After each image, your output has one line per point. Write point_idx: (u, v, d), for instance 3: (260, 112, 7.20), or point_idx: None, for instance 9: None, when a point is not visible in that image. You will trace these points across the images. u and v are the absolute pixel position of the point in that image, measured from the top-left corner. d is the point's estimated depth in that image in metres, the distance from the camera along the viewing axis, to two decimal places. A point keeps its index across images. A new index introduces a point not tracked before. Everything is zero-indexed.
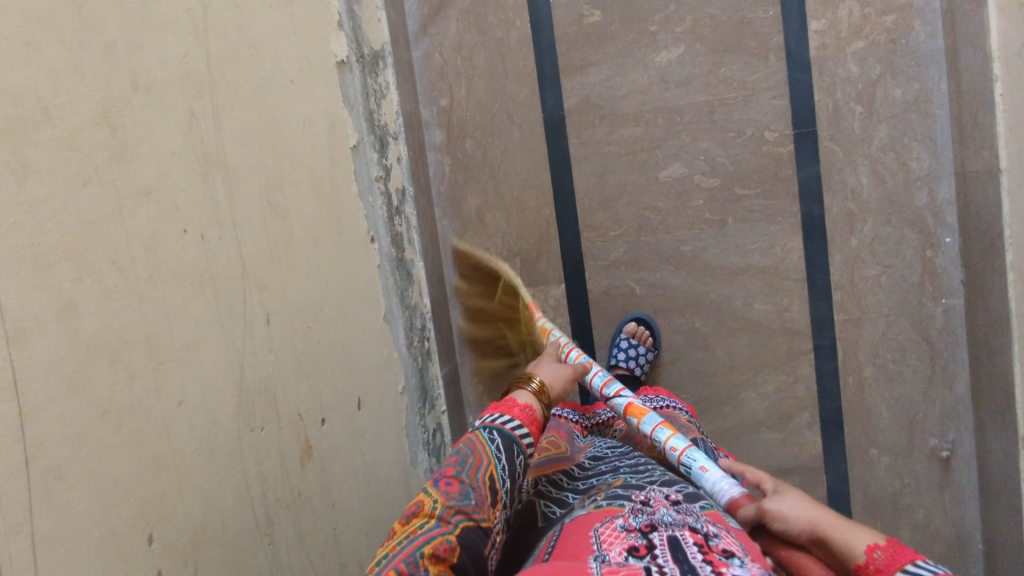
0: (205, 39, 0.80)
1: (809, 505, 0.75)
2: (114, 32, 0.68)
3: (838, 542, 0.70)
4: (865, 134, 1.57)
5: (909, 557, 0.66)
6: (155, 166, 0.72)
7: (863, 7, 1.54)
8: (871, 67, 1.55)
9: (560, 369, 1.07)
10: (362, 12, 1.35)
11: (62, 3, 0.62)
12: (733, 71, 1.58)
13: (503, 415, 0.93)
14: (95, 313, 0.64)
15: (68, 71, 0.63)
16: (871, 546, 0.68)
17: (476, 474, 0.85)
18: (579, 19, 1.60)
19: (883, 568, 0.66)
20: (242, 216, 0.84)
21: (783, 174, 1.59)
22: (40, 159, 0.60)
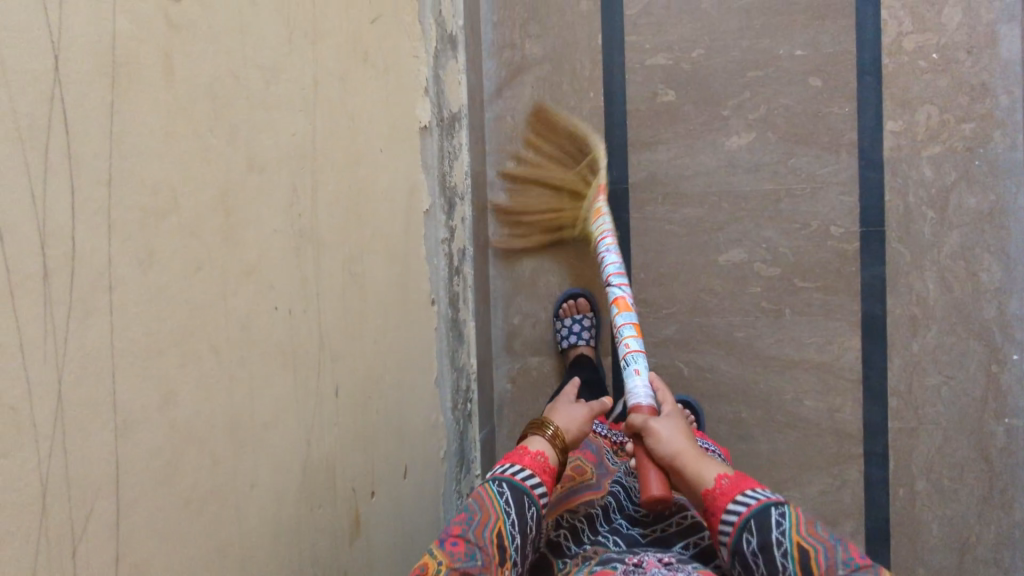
0: (313, 113, 0.80)
1: (680, 434, 1.00)
2: (239, 115, 0.70)
3: (694, 470, 0.95)
4: (935, 240, 1.54)
5: (746, 486, 0.90)
6: (258, 245, 0.73)
7: (943, 112, 1.52)
8: (946, 173, 1.53)
9: (576, 410, 1.10)
10: (445, 76, 1.38)
11: (200, 93, 0.65)
12: (803, 163, 1.57)
13: (514, 466, 0.98)
14: (191, 399, 0.66)
15: (198, 159, 0.65)
16: (719, 475, 0.92)
17: (484, 532, 0.88)
18: (652, 97, 1.61)
19: (725, 491, 0.90)
20: (326, 288, 0.84)
21: (847, 271, 1.57)
22: (164, 247, 0.62)
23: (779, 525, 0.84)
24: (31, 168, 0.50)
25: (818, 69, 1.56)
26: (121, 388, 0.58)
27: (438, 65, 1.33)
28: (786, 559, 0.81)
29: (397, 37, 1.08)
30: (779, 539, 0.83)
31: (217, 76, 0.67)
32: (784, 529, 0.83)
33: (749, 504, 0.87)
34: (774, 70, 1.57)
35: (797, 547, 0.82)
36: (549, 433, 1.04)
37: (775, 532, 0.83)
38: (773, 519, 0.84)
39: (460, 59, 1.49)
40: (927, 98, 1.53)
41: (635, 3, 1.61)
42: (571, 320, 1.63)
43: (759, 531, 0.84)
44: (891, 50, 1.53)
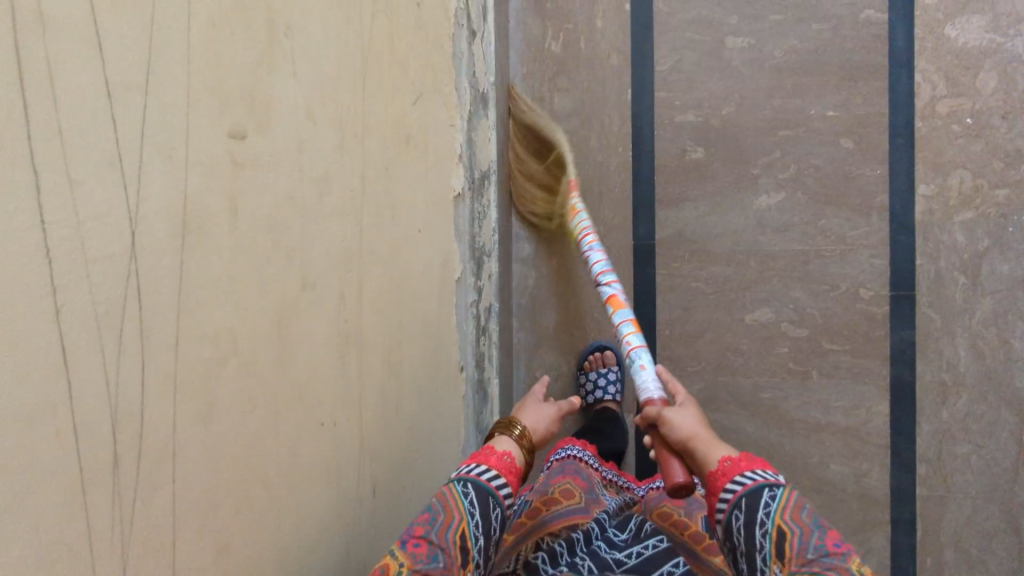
0: (361, 215, 0.79)
1: (691, 416, 0.90)
2: (295, 235, 0.69)
3: (701, 451, 0.86)
4: (966, 305, 1.52)
5: (749, 465, 0.83)
6: (309, 364, 0.73)
7: (976, 177, 1.51)
8: (978, 239, 1.51)
9: (545, 408, 1.06)
10: (478, 136, 1.38)
11: (260, 227, 0.65)
12: (833, 224, 1.56)
13: (480, 466, 0.93)
14: (246, 541, 0.66)
15: (257, 294, 0.65)
16: (724, 456, 0.85)
17: (447, 533, 0.85)
18: (681, 153, 1.61)
19: (727, 471, 0.83)
20: (368, 387, 0.84)
21: (876, 334, 1.55)
22: (223, 395, 0.62)
23: (767, 506, 0.79)
24: (107, 354, 0.51)
25: (850, 130, 1.55)
26: (182, 553, 0.59)
27: (471, 126, 1.32)
28: (765, 539, 0.78)
29: (436, 109, 1.07)
30: (762, 521, 0.78)
31: (276, 202, 0.66)
32: (771, 510, 0.78)
33: (739, 485, 0.81)
34: (805, 130, 1.56)
35: (778, 528, 0.77)
36: (517, 433, 1.00)
37: (762, 512, 0.79)
38: (762, 499, 0.79)
39: (491, 117, 1.48)
40: (960, 162, 1.51)
41: (666, 59, 1.60)
42: (597, 373, 1.61)
43: (748, 510, 0.80)
44: (924, 114, 1.52)
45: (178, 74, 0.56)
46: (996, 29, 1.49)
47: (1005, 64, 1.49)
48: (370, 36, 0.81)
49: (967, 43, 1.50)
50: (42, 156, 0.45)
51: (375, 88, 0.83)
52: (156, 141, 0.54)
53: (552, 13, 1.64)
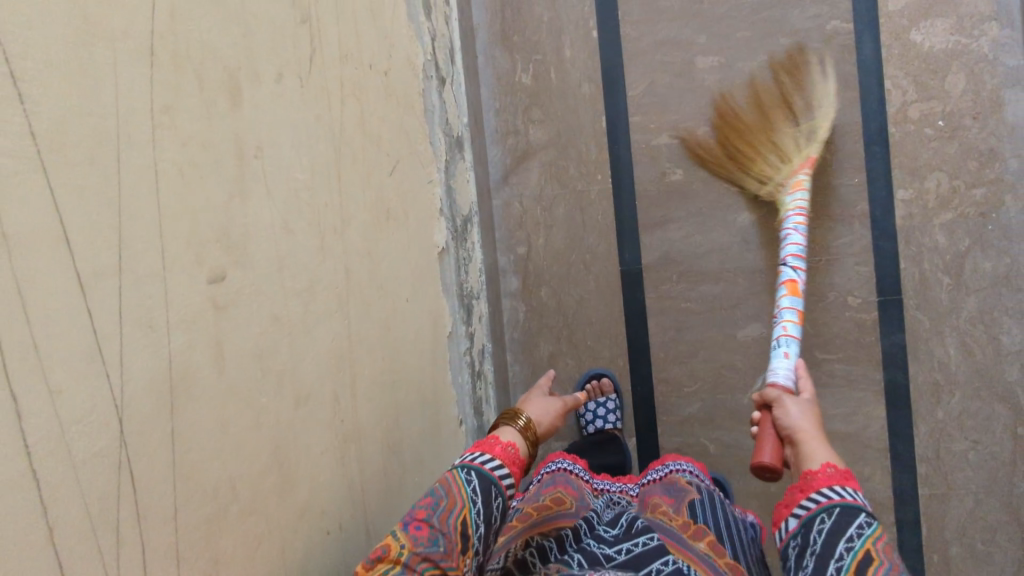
0: (348, 307, 0.80)
1: (810, 412, 0.96)
2: (284, 359, 0.70)
3: (806, 448, 0.89)
4: (953, 305, 1.52)
5: (849, 483, 0.83)
6: (311, 479, 0.74)
7: (953, 178, 1.51)
8: (959, 239, 1.52)
9: (549, 403, 1.07)
10: (457, 182, 1.38)
11: (249, 364, 0.66)
12: (816, 235, 1.56)
13: (483, 454, 0.92)
14: None
15: (249, 428, 0.66)
16: (826, 462, 0.86)
17: (448, 518, 0.83)
18: (660, 176, 1.61)
19: (821, 474, 0.85)
20: (369, 477, 0.84)
21: (867, 340, 1.55)
22: (228, 542, 0.63)
23: (858, 531, 0.78)
24: (102, 541, 0.52)
25: (825, 141, 1.55)
26: None
27: (449, 175, 1.31)
28: (846, 553, 0.77)
29: (413, 172, 1.07)
30: (851, 538, 0.78)
31: (260, 326, 0.67)
32: (862, 533, 0.78)
33: (833, 496, 0.82)
34: None
35: (866, 551, 0.77)
36: (520, 425, 1.00)
37: (851, 531, 0.78)
38: (858, 520, 0.79)
39: (468, 159, 1.48)
40: (936, 164, 1.52)
41: (638, 83, 1.61)
42: (594, 404, 1.60)
43: (838, 517, 0.80)
44: (896, 120, 1.53)
45: (151, 241, 0.56)
46: (961, 31, 1.50)
47: (972, 64, 1.50)
48: (342, 125, 0.81)
49: (933, 47, 1.51)
50: (15, 373, 0.46)
51: (351, 173, 0.83)
52: (136, 318, 0.55)
53: (520, 46, 1.65)
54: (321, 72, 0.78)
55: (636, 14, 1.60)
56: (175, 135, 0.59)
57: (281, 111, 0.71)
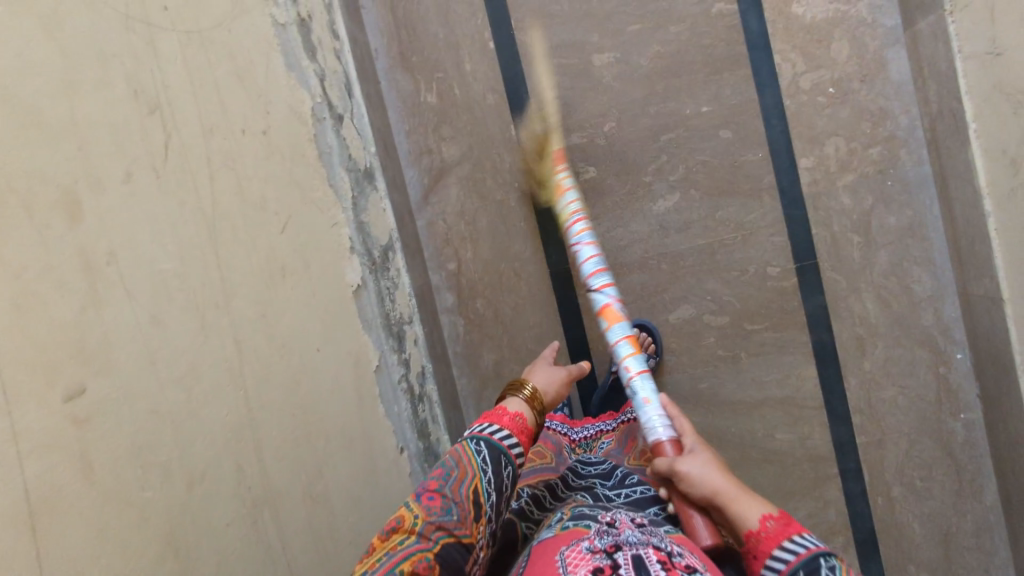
0: (242, 378, 0.82)
1: (713, 470, 0.95)
2: (168, 450, 0.70)
3: (735, 509, 0.88)
4: (866, 261, 1.58)
5: (795, 529, 0.81)
6: (218, 556, 0.75)
7: (849, 142, 1.57)
8: (863, 198, 1.57)
9: (552, 373, 1.14)
10: (369, 215, 1.41)
11: (122, 465, 0.65)
12: (729, 213, 1.61)
13: (493, 425, 0.97)
14: None
15: (134, 525, 0.66)
16: (765, 516, 0.84)
17: (460, 488, 0.89)
18: (575, 175, 1.65)
19: (772, 535, 0.81)
20: (291, 535, 0.86)
21: (791, 306, 1.62)
22: None
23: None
24: None
25: (726, 121, 1.60)
26: None
27: (358, 210, 1.34)
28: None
29: (312, 221, 1.09)
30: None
31: (133, 426, 0.67)
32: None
33: (792, 555, 0.78)
34: (684, 130, 1.61)
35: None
36: (526, 395, 1.05)
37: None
38: (823, 571, 0.75)
39: (380, 188, 1.50)
40: (832, 130, 1.57)
41: (540, 88, 1.64)
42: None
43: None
44: (790, 92, 1.58)
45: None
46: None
47: (853, 29, 1.55)
48: (213, 202, 0.83)
49: (815, 17, 1.56)
50: None
51: (232, 244, 0.85)
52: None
53: (420, 66, 1.66)
54: (180, 156, 0.78)
55: (528, 21, 1.63)
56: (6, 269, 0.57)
57: (135, 207, 0.71)
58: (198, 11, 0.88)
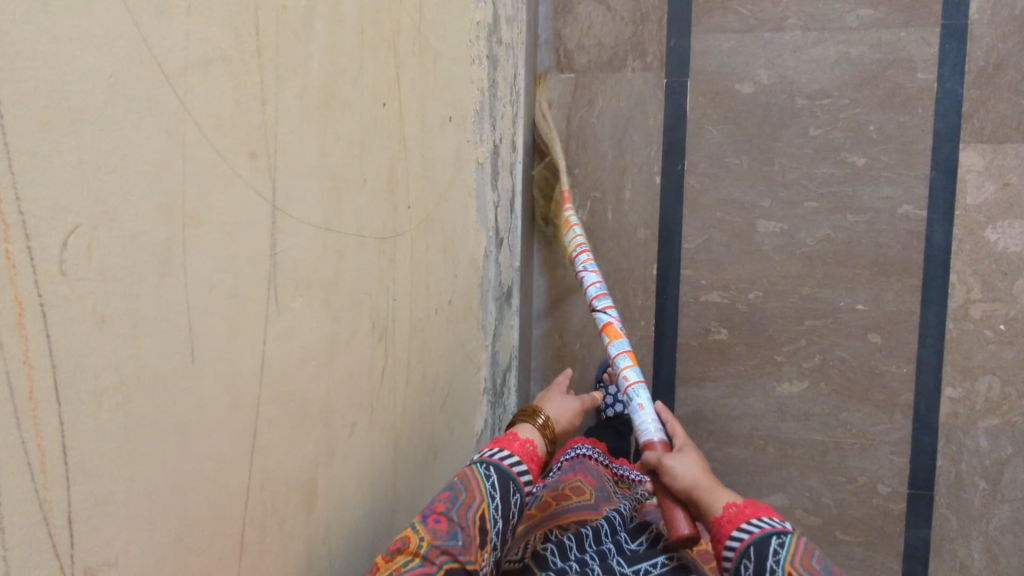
0: None
1: (696, 464, 0.88)
2: None
3: (704, 500, 0.84)
4: (986, 510, 1.49)
5: (758, 513, 0.79)
6: None
7: (1005, 384, 1.47)
8: (1002, 446, 1.48)
9: (569, 402, 1.02)
10: (501, 339, 1.37)
11: None
12: (855, 417, 1.54)
13: (501, 449, 0.87)
14: None
15: None
16: (729, 504, 0.81)
17: (467, 513, 0.78)
18: (704, 333, 1.60)
19: (733, 519, 0.80)
20: None
21: (890, 529, 1.54)
22: None
23: (775, 555, 0.74)
24: None
25: (879, 325, 1.52)
26: None
27: (495, 339, 1.31)
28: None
29: (463, 379, 1.07)
30: (773, 570, 0.74)
31: None
32: (779, 560, 0.74)
33: (751, 532, 0.77)
34: (832, 322, 1.54)
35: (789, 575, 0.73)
36: (540, 423, 0.95)
37: (771, 561, 0.74)
38: (772, 548, 0.75)
39: (515, 305, 1.48)
40: (990, 367, 1.48)
41: (694, 236, 1.58)
42: (615, 387, 1.56)
43: (757, 557, 0.75)
44: (956, 315, 1.49)
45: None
46: None
47: None
48: (403, 407, 0.80)
49: (1007, 248, 1.46)
50: None
51: (406, 447, 0.82)
52: None
53: (580, 180, 1.62)
54: (391, 373, 0.75)
55: (702, 166, 1.56)
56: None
57: (354, 463, 0.66)
58: (429, 192, 0.85)
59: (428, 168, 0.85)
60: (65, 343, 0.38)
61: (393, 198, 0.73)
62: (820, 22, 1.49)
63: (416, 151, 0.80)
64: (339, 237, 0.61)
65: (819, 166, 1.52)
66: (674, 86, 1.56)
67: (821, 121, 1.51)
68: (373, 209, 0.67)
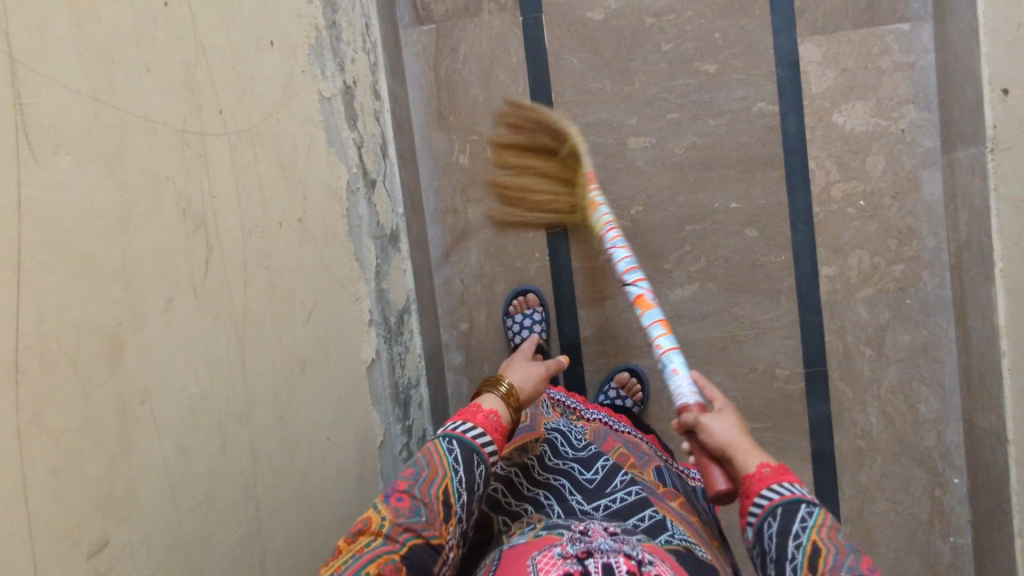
0: (255, 490, 0.82)
1: (732, 425, 0.85)
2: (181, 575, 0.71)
3: (739, 459, 0.81)
4: (875, 375, 1.60)
5: (787, 478, 0.78)
6: None
7: (873, 256, 1.58)
8: (880, 313, 1.58)
9: (531, 368, 1.04)
10: (389, 278, 1.40)
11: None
12: (745, 310, 1.62)
13: (465, 423, 0.91)
14: None
15: None
16: (761, 464, 0.80)
17: (430, 489, 0.83)
18: (596, 255, 1.66)
19: (766, 478, 0.78)
20: None
21: (794, 409, 1.63)
22: None
23: (802, 521, 0.75)
24: None
25: (753, 219, 1.60)
26: None
27: (380, 278, 1.34)
28: (797, 551, 0.74)
29: (335, 303, 1.10)
30: (798, 533, 0.74)
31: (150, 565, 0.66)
32: (806, 525, 0.75)
33: (775, 497, 0.77)
34: (710, 223, 1.61)
35: (813, 544, 0.73)
36: (503, 392, 0.97)
37: (796, 525, 0.75)
38: (800, 514, 0.75)
39: (404, 249, 1.51)
40: (857, 242, 1.58)
41: (571, 163, 1.64)
42: (521, 316, 1.64)
43: (783, 517, 0.76)
44: (820, 198, 1.58)
45: (21, 531, 0.54)
46: (880, 114, 1.55)
47: (892, 146, 1.55)
48: (245, 305, 0.82)
49: (854, 128, 1.57)
50: None
51: (258, 346, 0.85)
52: None
53: (456, 126, 1.66)
54: (220, 266, 0.78)
55: (569, 95, 1.63)
56: (45, 433, 0.56)
57: (174, 333, 0.69)
58: (249, 107, 0.88)
59: (245, 82, 0.88)
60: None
61: (194, 97, 0.76)
62: None
63: (222, 62, 0.83)
64: (115, 112, 0.64)
65: (675, 78, 1.60)
66: (531, 22, 1.63)
67: (670, 36, 1.60)
68: (164, 100, 0.71)
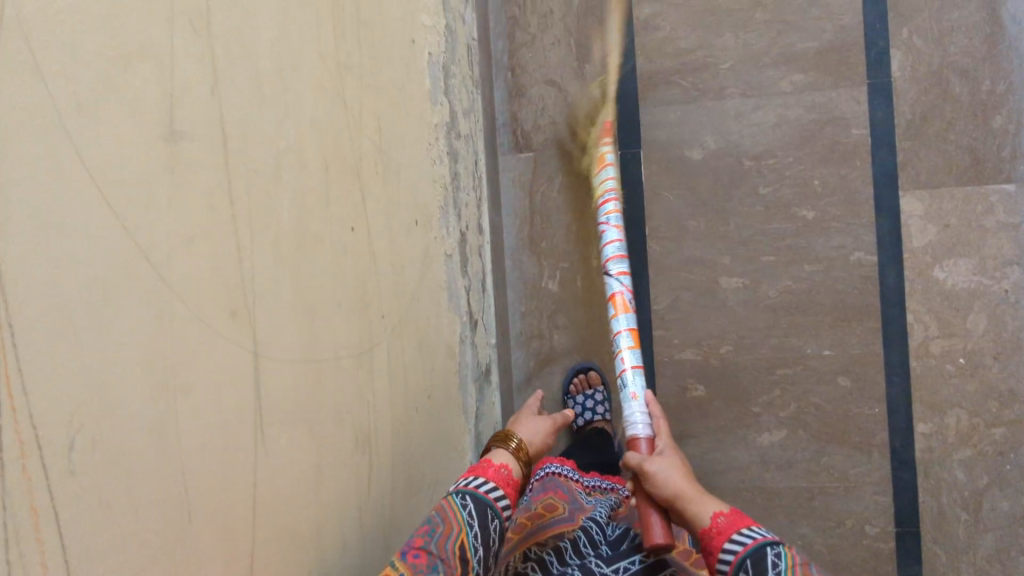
0: None
1: (677, 474, 1.02)
2: None
3: (692, 511, 0.96)
4: (971, 540, 1.54)
5: (745, 523, 0.90)
6: None
7: (972, 416, 1.53)
8: (978, 476, 1.53)
9: (539, 423, 1.11)
10: (484, 415, 1.39)
11: None
12: (835, 461, 1.58)
13: (477, 478, 0.96)
14: None
15: None
16: (717, 514, 0.93)
17: (446, 544, 0.87)
18: (681, 391, 1.64)
19: (724, 528, 0.91)
20: None
21: (884, 569, 1.57)
22: None
23: (775, 564, 0.84)
24: None
25: (847, 369, 1.57)
26: None
27: (478, 419, 1.33)
28: None
29: (448, 469, 1.09)
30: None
31: None
32: (780, 567, 0.83)
33: (741, 545, 0.88)
34: (802, 369, 1.59)
35: None
36: (513, 447, 1.03)
37: (771, 570, 0.83)
38: (768, 559, 0.84)
39: (494, 381, 1.49)
40: (956, 401, 1.54)
41: (662, 297, 1.64)
42: (583, 396, 1.61)
43: (754, 568, 0.84)
44: (918, 353, 1.55)
45: None
46: (984, 272, 1.53)
47: (994, 306, 1.52)
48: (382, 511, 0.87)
49: (955, 285, 1.54)
50: None
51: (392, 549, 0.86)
52: None
53: (547, 252, 1.67)
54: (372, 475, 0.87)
55: (662, 230, 1.63)
56: None
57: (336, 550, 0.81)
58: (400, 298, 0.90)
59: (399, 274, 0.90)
60: (82, 461, 0.52)
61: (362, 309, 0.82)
62: (756, 90, 1.60)
63: None
64: (318, 367, 0.77)
65: (772, 222, 1.60)
66: (628, 157, 1.64)
67: (770, 180, 1.59)
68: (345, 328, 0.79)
